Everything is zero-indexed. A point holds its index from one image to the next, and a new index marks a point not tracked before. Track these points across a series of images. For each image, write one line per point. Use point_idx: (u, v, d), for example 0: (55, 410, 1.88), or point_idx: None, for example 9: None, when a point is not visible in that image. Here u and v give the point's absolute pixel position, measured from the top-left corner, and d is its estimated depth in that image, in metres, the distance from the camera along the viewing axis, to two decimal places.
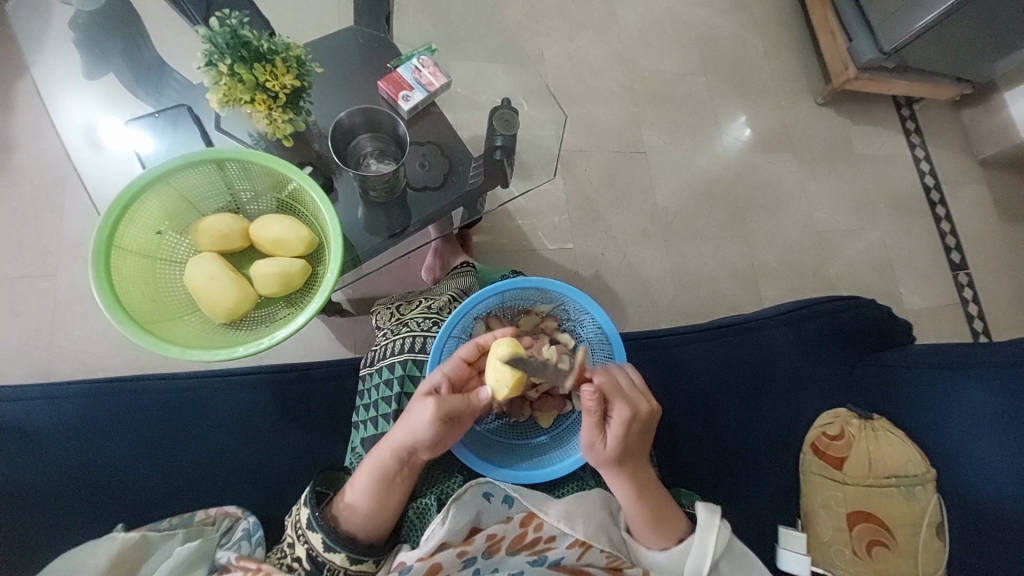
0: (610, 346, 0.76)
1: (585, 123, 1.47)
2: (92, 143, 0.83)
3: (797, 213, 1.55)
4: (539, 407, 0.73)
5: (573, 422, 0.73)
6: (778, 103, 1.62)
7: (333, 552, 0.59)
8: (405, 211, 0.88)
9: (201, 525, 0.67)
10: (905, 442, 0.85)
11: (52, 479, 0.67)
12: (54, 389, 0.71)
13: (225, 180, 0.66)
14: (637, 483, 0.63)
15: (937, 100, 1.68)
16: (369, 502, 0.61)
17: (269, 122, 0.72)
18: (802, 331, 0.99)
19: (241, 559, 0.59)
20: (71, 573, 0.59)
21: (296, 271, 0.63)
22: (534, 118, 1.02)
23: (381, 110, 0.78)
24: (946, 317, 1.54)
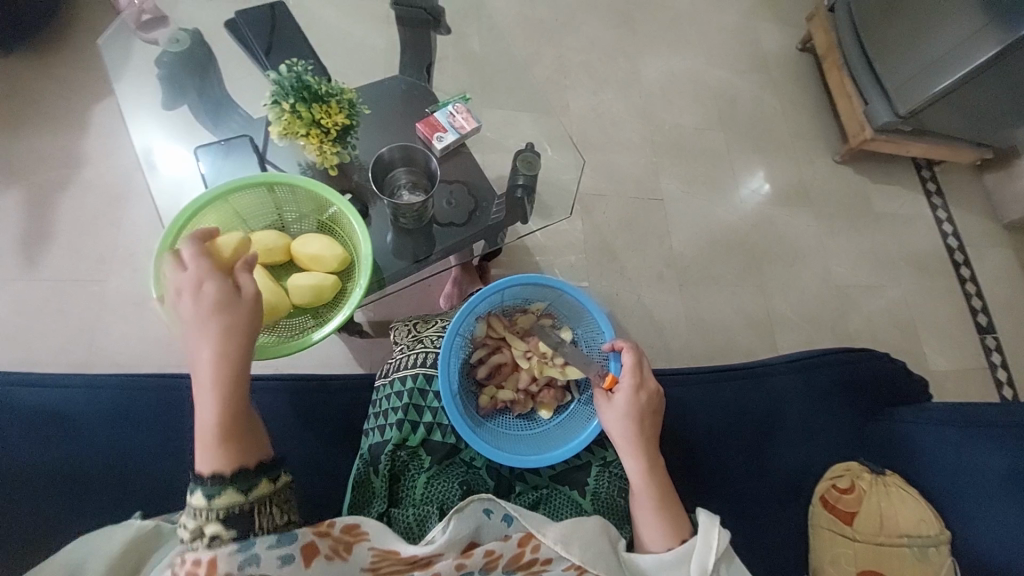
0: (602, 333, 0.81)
1: (606, 169, 1.55)
2: (161, 164, 0.93)
3: (815, 266, 1.57)
4: (540, 398, 0.80)
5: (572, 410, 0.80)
6: (794, 159, 1.68)
7: (218, 498, 0.54)
8: (430, 240, 0.95)
9: None
10: (918, 501, 0.83)
11: (86, 460, 0.73)
12: (97, 379, 0.78)
13: (275, 202, 0.73)
14: (648, 458, 0.70)
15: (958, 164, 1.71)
16: (217, 432, 0.55)
17: (319, 153, 0.80)
18: (812, 379, 0.99)
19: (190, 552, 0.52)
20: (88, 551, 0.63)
21: (328, 285, 0.69)
22: (558, 162, 1.10)
23: (416, 147, 0.86)
24: (973, 381, 1.50)
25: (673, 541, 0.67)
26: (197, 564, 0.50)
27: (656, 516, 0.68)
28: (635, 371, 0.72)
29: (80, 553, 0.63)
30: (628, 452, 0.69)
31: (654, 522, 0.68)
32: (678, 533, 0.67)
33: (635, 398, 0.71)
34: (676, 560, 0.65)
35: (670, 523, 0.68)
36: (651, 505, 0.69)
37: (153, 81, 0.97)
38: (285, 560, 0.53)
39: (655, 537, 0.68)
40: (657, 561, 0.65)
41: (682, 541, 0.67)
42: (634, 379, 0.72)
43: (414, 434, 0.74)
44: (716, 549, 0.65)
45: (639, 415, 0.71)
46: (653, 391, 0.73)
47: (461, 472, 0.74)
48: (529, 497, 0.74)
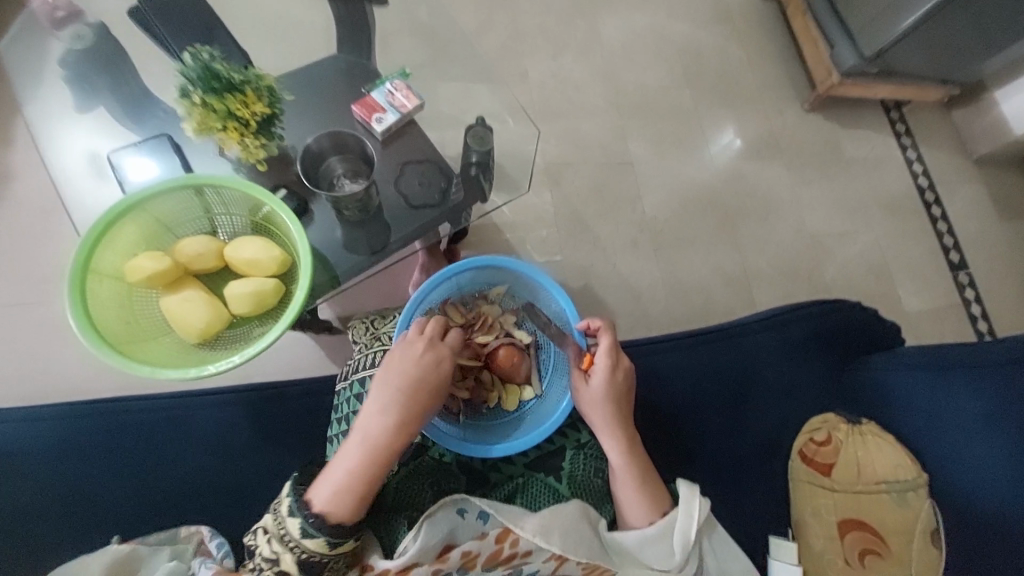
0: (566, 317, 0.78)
1: (572, 137, 1.50)
2: (81, 176, 0.85)
3: (789, 218, 1.56)
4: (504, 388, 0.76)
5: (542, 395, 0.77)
6: (762, 111, 1.64)
7: (313, 540, 0.56)
8: (385, 227, 0.90)
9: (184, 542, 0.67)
10: (894, 446, 0.84)
11: (35, 500, 0.68)
12: (38, 411, 0.72)
13: (203, 205, 0.68)
14: (625, 437, 0.68)
15: (926, 102, 1.69)
16: (349, 487, 0.58)
17: (242, 148, 0.75)
18: (787, 335, 0.99)
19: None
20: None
21: (268, 289, 0.64)
22: (519, 133, 1.05)
23: (345, 131, 0.82)
24: (948, 318, 1.53)
25: (654, 514, 0.67)
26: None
27: (638, 493, 0.67)
28: (612, 352, 0.69)
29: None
30: (608, 434, 0.68)
31: (635, 500, 0.67)
32: (658, 506, 0.67)
33: (612, 379, 0.68)
34: (658, 534, 0.65)
35: (650, 498, 0.67)
36: (633, 483, 0.68)
37: (61, 84, 0.89)
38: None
39: (637, 514, 0.67)
40: (640, 536, 0.65)
41: (663, 513, 0.67)
42: (609, 359, 0.68)
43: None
44: (698, 519, 0.65)
45: (617, 396, 0.68)
46: (630, 371, 0.70)
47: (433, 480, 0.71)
48: (505, 490, 0.72)
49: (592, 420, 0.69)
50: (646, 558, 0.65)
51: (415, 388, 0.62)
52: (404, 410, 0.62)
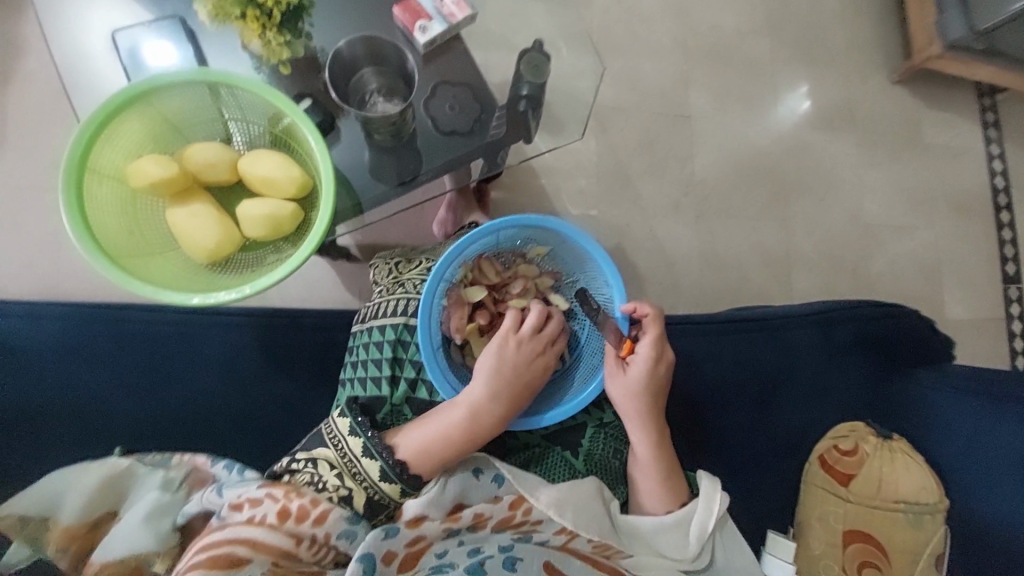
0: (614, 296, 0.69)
1: (627, 77, 1.33)
2: (80, 48, 0.74)
3: (848, 201, 1.41)
4: None
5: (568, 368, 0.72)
6: (846, 75, 1.44)
7: (389, 484, 0.60)
8: (416, 156, 0.80)
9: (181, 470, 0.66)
10: (923, 469, 0.80)
11: (38, 399, 0.66)
12: (40, 309, 0.68)
13: (217, 106, 0.59)
14: (656, 432, 0.66)
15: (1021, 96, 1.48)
16: (437, 450, 0.61)
17: (263, 44, 0.68)
18: (832, 335, 0.91)
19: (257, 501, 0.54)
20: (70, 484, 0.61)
21: (285, 214, 0.57)
22: (573, 65, 0.92)
23: (381, 38, 0.73)
24: (986, 331, 1.41)
25: (672, 504, 0.65)
26: (314, 506, 0.55)
27: (659, 485, 0.66)
28: (656, 345, 0.65)
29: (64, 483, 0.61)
30: (638, 425, 0.66)
31: (655, 490, 0.66)
32: (676, 497, 0.66)
33: (653, 373, 0.66)
34: (674, 523, 0.64)
35: (670, 490, 0.66)
36: (656, 475, 0.66)
37: None
38: (362, 557, 0.52)
39: (654, 502, 0.66)
40: (656, 523, 0.64)
41: (680, 503, 0.66)
42: (653, 352, 0.65)
43: (394, 392, 0.67)
44: (717, 515, 0.64)
45: (653, 390, 0.66)
46: (670, 364, 0.68)
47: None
48: (521, 457, 0.70)
49: (624, 410, 0.66)
50: (658, 546, 0.63)
51: (524, 388, 0.64)
52: (510, 404, 0.63)
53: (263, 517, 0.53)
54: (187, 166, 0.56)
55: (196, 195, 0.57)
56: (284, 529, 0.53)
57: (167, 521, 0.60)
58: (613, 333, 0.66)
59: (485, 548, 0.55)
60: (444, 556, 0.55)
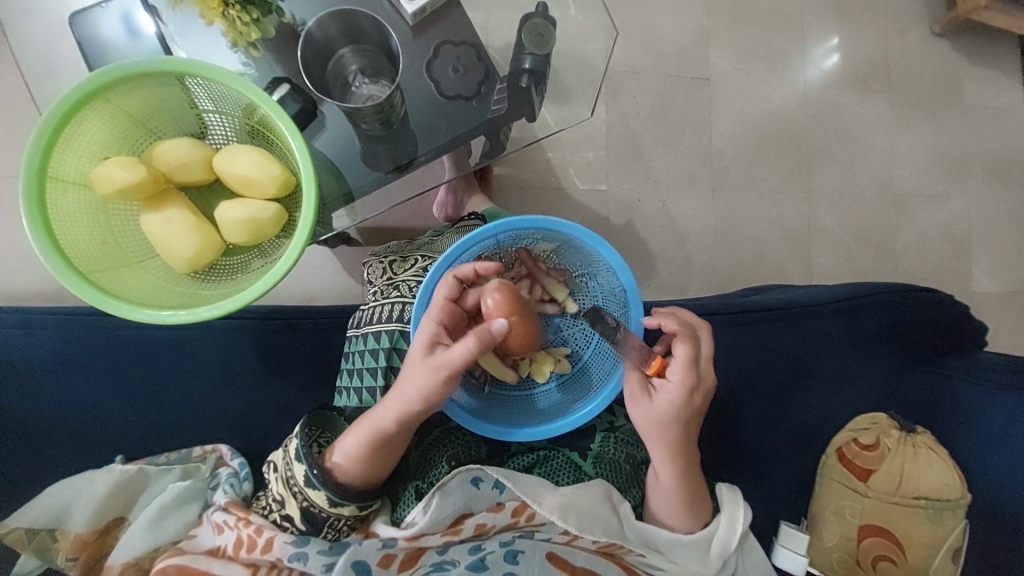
0: (627, 298, 0.65)
1: (640, 35, 1.22)
2: (36, 24, 0.67)
3: (877, 168, 1.31)
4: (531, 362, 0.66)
5: (573, 376, 0.67)
6: (883, 27, 1.31)
7: (315, 491, 0.55)
8: (412, 139, 0.74)
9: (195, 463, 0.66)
10: (947, 463, 0.76)
11: (31, 409, 0.65)
12: (27, 317, 0.66)
13: (186, 97, 0.53)
14: (681, 462, 0.62)
15: None
16: (347, 438, 0.56)
17: (228, 24, 0.65)
18: (856, 325, 0.86)
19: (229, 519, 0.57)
20: (74, 494, 0.60)
21: (267, 217, 0.52)
22: (581, 27, 0.83)
23: (357, 10, 0.67)
24: (1015, 306, 1.33)
25: (693, 525, 0.64)
26: (260, 534, 0.55)
27: (680, 510, 0.63)
28: (690, 371, 0.60)
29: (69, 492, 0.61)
30: (662, 453, 0.62)
31: (677, 513, 0.64)
32: (699, 520, 0.64)
33: (687, 402, 0.60)
34: (695, 542, 0.62)
35: (693, 512, 0.63)
36: (678, 500, 0.63)
37: None
38: (355, 562, 0.54)
39: (675, 521, 0.64)
40: (673, 540, 0.62)
41: (703, 525, 0.64)
42: (683, 379, 0.60)
43: None
44: (739, 533, 0.63)
45: (685, 419, 0.61)
46: (709, 391, 0.62)
47: (449, 443, 0.67)
48: (523, 460, 0.67)
49: (645, 435, 0.62)
50: (673, 557, 0.63)
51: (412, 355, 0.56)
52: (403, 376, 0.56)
53: (225, 547, 0.56)
54: (157, 168, 0.52)
55: (166, 198, 0.52)
56: (240, 559, 0.55)
57: (192, 507, 0.62)
58: (642, 356, 0.62)
59: (487, 546, 0.57)
60: (446, 553, 0.57)
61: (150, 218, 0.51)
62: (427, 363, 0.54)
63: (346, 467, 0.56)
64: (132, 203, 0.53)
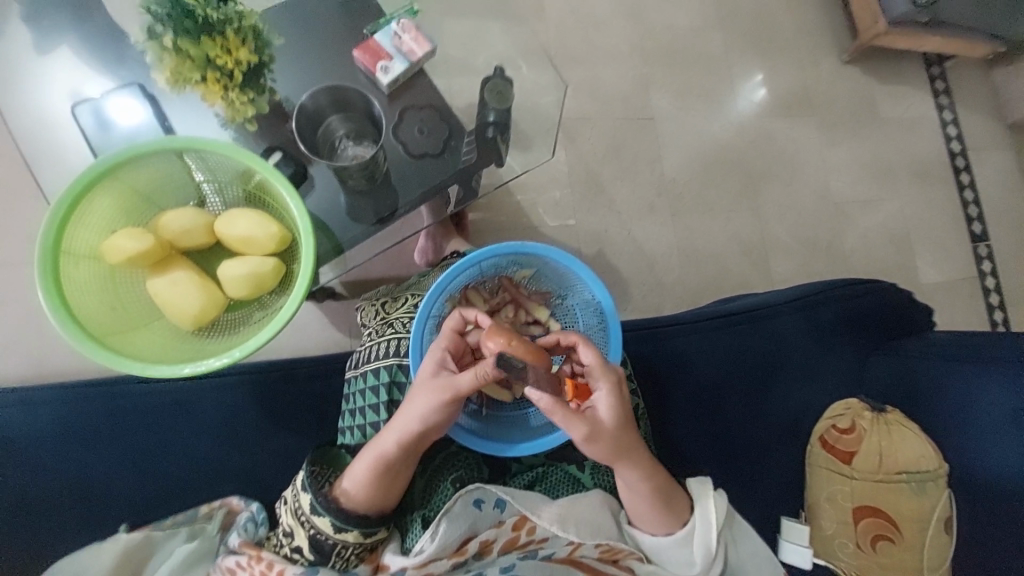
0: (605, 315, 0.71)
1: (589, 87, 1.36)
2: (45, 128, 0.74)
3: (814, 181, 1.45)
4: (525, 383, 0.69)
5: None
6: (798, 61, 1.50)
7: (321, 518, 0.57)
8: (392, 192, 0.81)
9: (203, 521, 0.66)
10: (919, 436, 0.81)
11: (33, 488, 0.65)
12: (29, 394, 0.67)
13: (186, 171, 0.59)
14: (639, 463, 0.61)
15: (966, 60, 1.55)
16: (355, 467, 0.59)
17: (227, 104, 0.69)
18: (816, 318, 0.94)
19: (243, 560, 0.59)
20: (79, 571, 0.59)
21: (267, 271, 0.57)
22: (535, 83, 0.94)
23: (345, 86, 0.74)
24: (961, 291, 1.45)
25: (673, 526, 0.64)
26: (271, 568, 0.58)
27: (654, 513, 0.63)
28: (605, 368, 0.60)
29: (71, 571, 0.60)
30: (621, 460, 0.60)
31: (652, 517, 0.64)
32: (678, 519, 0.64)
33: (619, 396, 0.59)
34: (676, 543, 0.63)
35: (667, 513, 0.64)
36: (649, 502, 0.63)
37: (13, 21, 0.76)
38: None
39: (654, 526, 0.64)
40: (657, 543, 0.64)
41: (683, 524, 0.64)
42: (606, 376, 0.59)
43: None
44: (716, 525, 0.63)
45: (625, 413, 0.60)
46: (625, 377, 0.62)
47: (453, 465, 0.68)
48: (524, 479, 0.69)
49: (601, 453, 0.59)
50: (664, 561, 0.64)
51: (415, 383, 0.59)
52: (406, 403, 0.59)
53: None
54: (161, 234, 0.56)
55: (169, 261, 0.57)
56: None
57: (200, 567, 0.62)
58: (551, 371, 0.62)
59: (488, 572, 0.58)
60: None
61: (155, 281, 0.56)
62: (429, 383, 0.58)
63: (354, 497, 0.58)
64: (138, 270, 0.57)
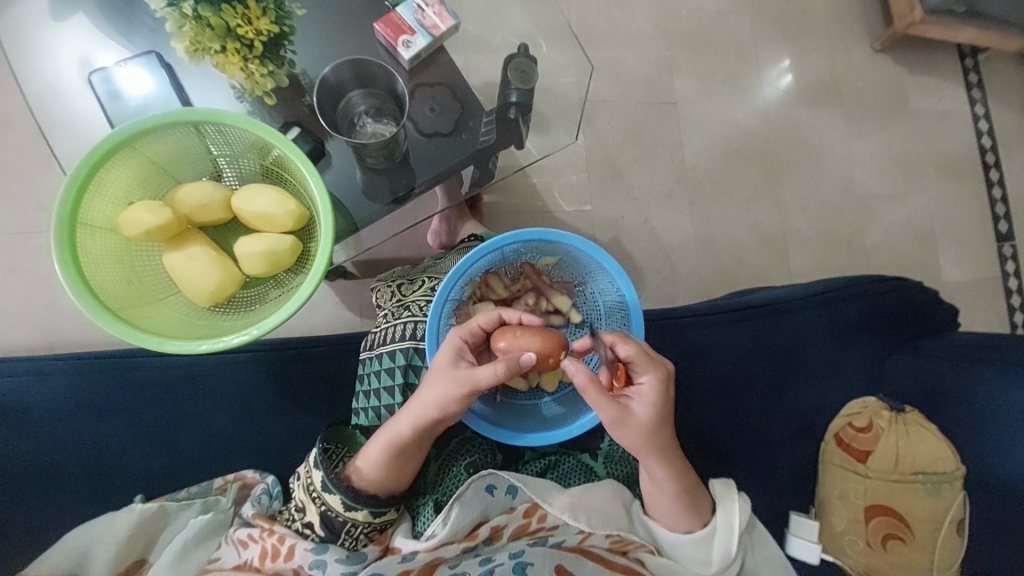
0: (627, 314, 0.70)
1: (609, 68, 1.32)
2: (59, 96, 0.73)
3: (838, 173, 1.41)
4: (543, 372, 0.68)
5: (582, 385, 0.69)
6: (828, 47, 1.44)
7: (331, 495, 0.58)
8: (409, 171, 0.79)
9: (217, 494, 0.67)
10: (938, 437, 0.79)
11: (51, 456, 0.66)
12: (46, 363, 0.68)
13: (203, 143, 0.58)
14: (671, 461, 0.62)
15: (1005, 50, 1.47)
16: (370, 446, 0.59)
17: (246, 76, 0.67)
18: (838, 314, 0.91)
19: (257, 532, 0.60)
20: (96, 538, 0.60)
21: (285, 249, 0.56)
22: (554, 62, 0.90)
23: (371, 60, 0.71)
24: (983, 291, 1.41)
25: (694, 526, 0.64)
26: (282, 542, 0.58)
27: (678, 511, 0.63)
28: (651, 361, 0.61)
29: (88, 538, 0.61)
30: (656, 456, 0.61)
31: (675, 514, 0.64)
32: (699, 519, 0.64)
33: (662, 392, 0.60)
34: (696, 542, 0.63)
35: (690, 513, 0.63)
36: (674, 500, 0.63)
37: None
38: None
39: (675, 522, 0.64)
40: (673, 539, 0.64)
41: (703, 524, 0.64)
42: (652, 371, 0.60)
43: None
44: (738, 529, 0.63)
45: (665, 410, 0.61)
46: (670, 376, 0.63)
47: (467, 450, 0.68)
48: (537, 466, 0.69)
49: (636, 444, 0.60)
50: (679, 556, 0.64)
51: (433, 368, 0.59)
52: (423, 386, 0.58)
53: (251, 561, 0.58)
54: (177, 207, 0.55)
55: (186, 234, 0.56)
56: (265, 570, 0.57)
57: (214, 540, 0.63)
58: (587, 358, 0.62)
59: (497, 557, 0.58)
60: (457, 566, 0.58)
61: (172, 254, 0.55)
62: (449, 370, 0.57)
63: (368, 476, 0.58)
64: (154, 243, 0.56)
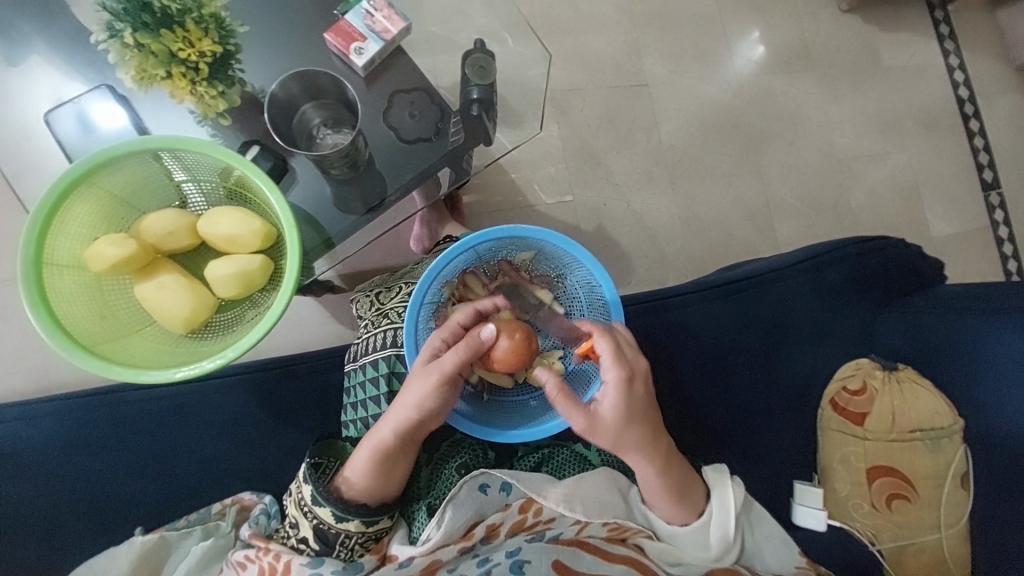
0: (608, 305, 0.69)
1: (577, 56, 1.32)
2: (19, 139, 0.73)
3: (818, 139, 1.40)
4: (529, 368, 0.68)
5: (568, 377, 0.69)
6: (795, 14, 1.43)
7: (322, 508, 0.58)
8: (378, 179, 0.79)
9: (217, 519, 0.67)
10: (934, 395, 0.79)
11: (46, 498, 0.66)
12: (31, 407, 0.68)
13: (163, 171, 0.58)
14: (652, 460, 0.61)
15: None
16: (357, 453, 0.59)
17: (197, 99, 0.67)
18: (822, 280, 0.91)
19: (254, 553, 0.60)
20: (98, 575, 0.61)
21: (254, 268, 0.56)
22: (521, 56, 0.89)
23: (314, 70, 0.71)
24: (973, 242, 1.41)
25: (690, 518, 0.64)
26: (278, 560, 0.58)
27: (670, 501, 0.63)
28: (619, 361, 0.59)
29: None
30: (634, 453, 0.60)
31: (666, 504, 0.64)
32: (694, 511, 0.64)
33: (630, 395, 0.58)
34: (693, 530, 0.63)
35: (681, 502, 0.63)
36: (660, 493, 0.63)
37: None
38: None
39: (670, 513, 0.64)
40: (670, 529, 0.64)
41: (698, 515, 0.64)
42: (617, 374, 0.58)
43: None
44: (734, 514, 0.64)
45: (637, 413, 0.59)
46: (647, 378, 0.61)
47: (458, 451, 0.69)
48: (531, 460, 0.70)
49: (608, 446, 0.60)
50: (680, 544, 0.64)
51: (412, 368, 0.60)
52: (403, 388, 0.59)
53: None
54: (142, 237, 0.55)
55: (154, 263, 0.56)
56: None
57: (217, 564, 0.63)
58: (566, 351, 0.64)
59: (495, 556, 0.58)
60: (456, 569, 0.58)
61: (141, 284, 0.55)
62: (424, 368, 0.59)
63: (355, 483, 0.58)
64: (124, 276, 0.56)
